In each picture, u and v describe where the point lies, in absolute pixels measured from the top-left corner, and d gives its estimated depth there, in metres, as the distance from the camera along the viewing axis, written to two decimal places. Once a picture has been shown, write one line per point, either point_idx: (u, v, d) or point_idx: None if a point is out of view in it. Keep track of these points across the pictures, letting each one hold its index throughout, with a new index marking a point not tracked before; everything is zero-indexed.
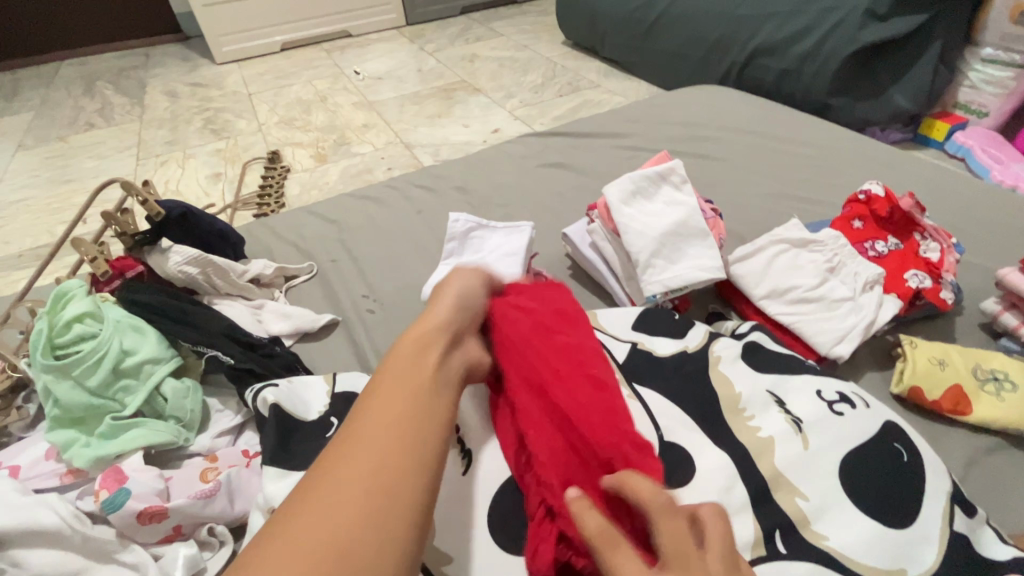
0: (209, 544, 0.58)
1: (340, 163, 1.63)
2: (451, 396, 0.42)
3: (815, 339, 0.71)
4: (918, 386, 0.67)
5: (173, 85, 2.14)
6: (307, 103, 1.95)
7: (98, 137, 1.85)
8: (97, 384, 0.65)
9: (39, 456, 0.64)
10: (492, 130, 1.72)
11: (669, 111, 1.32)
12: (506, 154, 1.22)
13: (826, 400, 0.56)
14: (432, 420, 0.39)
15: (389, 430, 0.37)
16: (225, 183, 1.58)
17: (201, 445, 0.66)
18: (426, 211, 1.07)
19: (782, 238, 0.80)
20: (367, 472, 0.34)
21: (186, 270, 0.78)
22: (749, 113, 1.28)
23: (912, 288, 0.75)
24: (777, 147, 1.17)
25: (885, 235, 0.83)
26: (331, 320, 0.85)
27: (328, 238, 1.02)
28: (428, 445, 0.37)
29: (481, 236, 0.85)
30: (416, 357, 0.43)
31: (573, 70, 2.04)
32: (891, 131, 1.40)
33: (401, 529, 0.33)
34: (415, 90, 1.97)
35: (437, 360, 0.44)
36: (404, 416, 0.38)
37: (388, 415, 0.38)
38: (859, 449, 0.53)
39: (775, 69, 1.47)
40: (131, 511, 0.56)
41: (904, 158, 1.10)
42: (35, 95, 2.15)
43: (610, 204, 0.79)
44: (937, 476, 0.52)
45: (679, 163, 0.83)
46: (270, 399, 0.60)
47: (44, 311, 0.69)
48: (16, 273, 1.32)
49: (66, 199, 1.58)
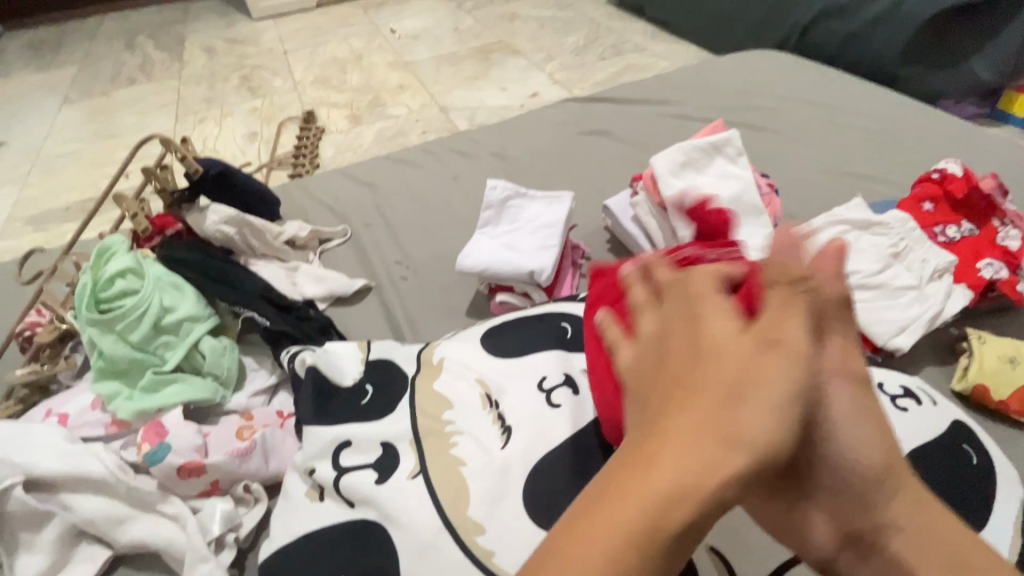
0: (244, 500, 0.60)
1: (374, 125, 1.61)
2: (763, 420, 0.29)
3: (873, 329, 0.66)
4: (984, 386, 0.63)
5: (211, 40, 2.13)
6: (342, 62, 1.91)
7: (139, 93, 1.86)
8: (139, 339, 0.66)
9: (86, 405, 0.66)
10: (530, 95, 1.66)
11: (722, 77, 1.23)
12: (546, 119, 1.17)
13: (888, 394, 0.53)
14: (737, 431, 0.29)
15: (711, 435, 0.29)
16: (261, 143, 1.58)
17: (237, 403, 0.67)
18: (463, 176, 1.04)
19: (841, 219, 0.74)
20: (665, 438, 0.29)
21: (224, 229, 0.78)
22: (809, 80, 1.19)
23: (987, 279, 0.69)
24: (838, 119, 1.08)
25: (958, 219, 0.76)
26: (365, 285, 0.84)
27: (363, 201, 1.00)
28: (735, 419, 0.29)
29: (520, 204, 0.82)
30: (734, 427, 0.29)
31: (618, 31, 1.93)
32: (965, 105, 1.26)
33: (676, 414, 0.30)
34: (452, 51, 1.90)
35: (751, 418, 0.29)
36: (715, 429, 0.29)
37: (711, 431, 0.29)
38: (923, 447, 0.50)
39: (842, 33, 1.35)
40: (171, 465, 0.57)
41: (982, 135, 1.01)
42: (79, 49, 2.18)
43: (656, 174, 0.75)
44: (1008, 483, 0.50)
45: (735, 134, 0.77)
46: (309, 360, 0.61)
47: (89, 266, 0.69)
48: (66, 226, 1.37)
49: (110, 153, 1.61)
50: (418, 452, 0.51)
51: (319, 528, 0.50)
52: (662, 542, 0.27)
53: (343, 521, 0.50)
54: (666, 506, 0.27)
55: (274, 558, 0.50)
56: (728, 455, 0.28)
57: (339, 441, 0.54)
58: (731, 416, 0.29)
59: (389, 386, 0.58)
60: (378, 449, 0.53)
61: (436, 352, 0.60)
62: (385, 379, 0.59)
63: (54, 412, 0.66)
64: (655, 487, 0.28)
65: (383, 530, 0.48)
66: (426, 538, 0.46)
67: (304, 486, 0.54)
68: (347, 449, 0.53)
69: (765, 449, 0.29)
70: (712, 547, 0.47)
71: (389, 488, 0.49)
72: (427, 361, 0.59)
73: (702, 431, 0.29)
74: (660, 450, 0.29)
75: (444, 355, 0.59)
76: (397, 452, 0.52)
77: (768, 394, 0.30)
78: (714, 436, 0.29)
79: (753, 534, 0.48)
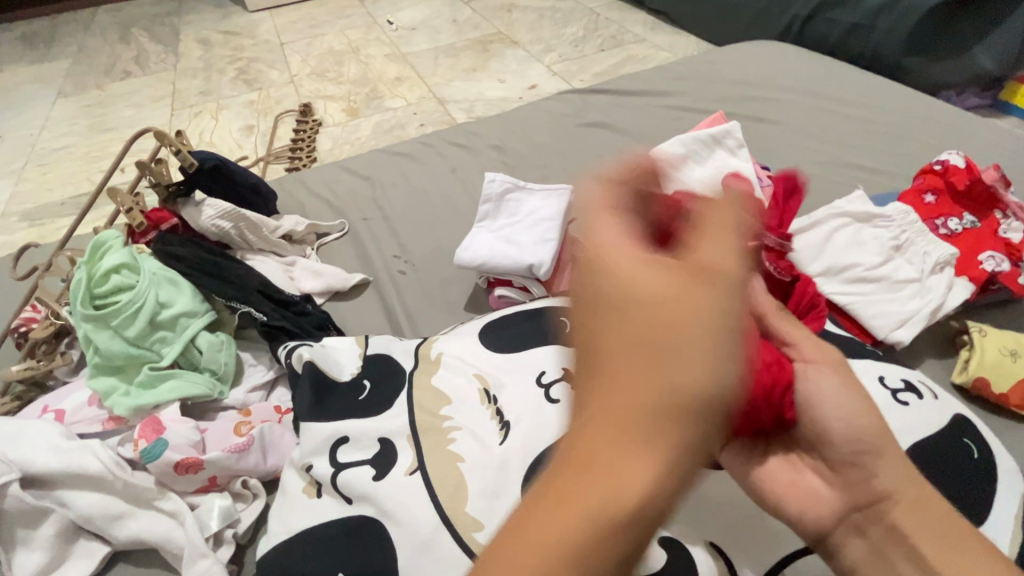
0: (242, 496, 0.60)
1: (372, 118, 1.60)
2: (698, 376, 0.26)
3: (872, 322, 0.66)
4: (984, 378, 0.62)
5: (206, 32, 2.11)
6: (339, 54, 1.89)
7: (134, 86, 1.84)
8: (134, 335, 0.65)
9: (83, 402, 0.66)
10: (529, 87, 1.65)
11: (723, 68, 1.22)
12: (544, 111, 1.16)
13: (890, 388, 0.53)
14: (668, 393, 0.26)
15: (640, 406, 0.26)
16: (258, 136, 1.57)
17: (235, 399, 0.67)
18: (461, 169, 1.03)
19: (843, 211, 0.73)
20: (593, 421, 0.27)
21: (219, 224, 0.78)
22: (810, 71, 1.18)
23: (987, 272, 0.68)
24: (840, 110, 1.07)
25: (959, 211, 0.75)
26: (362, 280, 0.83)
27: (361, 194, 0.99)
28: (664, 381, 0.26)
29: (518, 198, 0.81)
30: (664, 391, 0.26)
31: (618, 22, 1.91)
32: (968, 96, 1.24)
33: (601, 391, 0.27)
34: (449, 42, 1.88)
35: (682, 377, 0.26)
36: (646, 399, 0.26)
37: (640, 401, 0.26)
38: (923, 442, 0.50)
39: (844, 24, 1.34)
40: (167, 460, 0.57)
41: (984, 126, 1.00)
42: (73, 41, 2.16)
43: (656, 167, 0.74)
44: (1010, 476, 0.50)
45: (737, 126, 0.76)
46: (305, 356, 0.59)
47: (84, 261, 0.68)
48: (62, 220, 1.36)
49: (106, 147, 1.60)
50: (415, 448, 0.51)
51: (317, 524, 0.50)
52: (607, 535, 0.25)
53: (341, 517, 0.50)
54: (608, 501, 0.25)
55: (272, 554, 0.49)
56: (662, 424, 0.26)
57: (335, 437, 0.53)
58: (657, 381, 0.26)
59: (387, 381, 0.58)
60: (376, 445, 0.52)
61: (434, 347, 0.60)
62: (382, 374, 0.58)
63: (51, 408, 0.66)
64: (594, 493, 0.26)
65: (380, 526, 0.48)
66: (423, 534, 0.46)
67: (302, 482, 0.53)
68: (344, 445, 0.53)
69: (707, 405, 0.26)
70: (711, 541, 0.46)
71: (387, 485, 0.49)
72: (425, 356, 0.59)
73: (631, 401, 0.26)
74: (594, 436, 0.27)
75: (442, 349, 0.59)
76: (394, 448, 0.51)
77: (700, 345, 0.27)
78: (647, 405, 0.26)
79: (757, 528, 0.47)
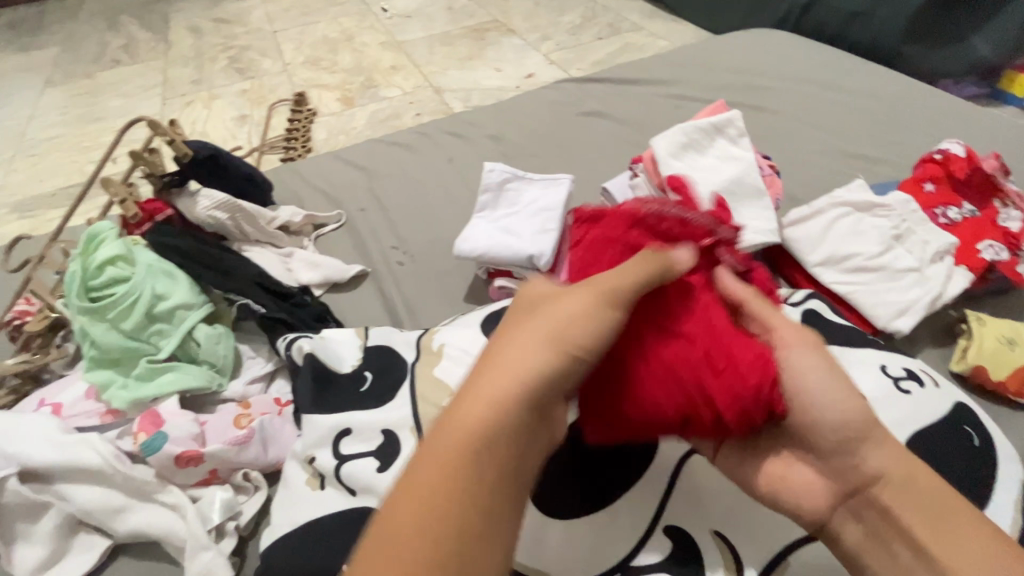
0: (243, 488, 0.59)
1: (367, 108, 1.58)
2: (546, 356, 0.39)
3: (873, 312, 0.66)
4: (982, 366, 0.63)
5: (197, 20, 2.07)
6: (332, 42, 1.87)
7: (123, 75, 1.81)
8: (131, 327, 0.65)
9: (80, 395, 0.65)
10: (526, 76, 1.63)
11: (722, 57, 1.21)
12: (542, 100, 1.14)
13: (892, 376, 0.53)
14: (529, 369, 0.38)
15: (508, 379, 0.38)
16: (251, 126, 1.55)
17: (234, 391, 0.66)
18: (459, 159, 1.02)
19: (844, 200, 0.73)
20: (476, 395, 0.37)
21: (215, 215, 0.77)
22: (809, 60, 1.17)
23: (986, 261, 0.68)
24: (839, 99, 1.07)
25: (959, 200, 0.75)
26: (360, 271, 0.83)
27: (357, 185, 0.98)
28: (526, 362, 0.38)
29: (517, 188, 0.81)
30: (526, 366, 0.38)
31: (615, 10, 1.89)
32: (965, 85, 1.26)
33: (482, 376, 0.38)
34: (445, 30, 1.86)
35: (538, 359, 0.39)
36: (513, 374, 0.38)
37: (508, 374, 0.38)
38: (925, 431, 0.50)
39: (843, 12, 1.33)
40: (168, 454, 0.57)
41: (982, 115, 1.00)
42: (60, 29, 2.11)
43: (656, 156, 0.73)
44: (1008, 463, 0.51)
45: (737, 114, 0.76)
46: (306, 348, 0.59)
47: (77, 253, 0.67)
48: (53, 212, 1.34)
49: (96, 137, 1.57)
50: (419, 438, 0.52)
51: (320, 515, 0.50)
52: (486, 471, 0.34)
53: (346, 508, 0.50)
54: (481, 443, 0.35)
55: (275, 546, 0.49)
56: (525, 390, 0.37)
57: (340, 428, 0.53)
58: (523, 363, 0.38)
59: (388, 373, 0.57)
60: (379, 437, 0.52)
61: (435, 338, 0.59)
62: (383, 366, 0.58)
63: (48, 402, 0.65)
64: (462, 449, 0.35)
65: None
66: None
67: (304, 474, 0.53)
68: (347, 437, 0.53)
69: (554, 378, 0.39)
70: (717, 531, 0.47)
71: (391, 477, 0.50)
72: (426, 347, 0.59)
73: (505, 375, 0.38)
74: (474, 402, 0.36)
75: (444, 340, 0.59)
76: (397, 439, 0.52)
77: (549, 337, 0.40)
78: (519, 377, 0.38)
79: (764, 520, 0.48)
